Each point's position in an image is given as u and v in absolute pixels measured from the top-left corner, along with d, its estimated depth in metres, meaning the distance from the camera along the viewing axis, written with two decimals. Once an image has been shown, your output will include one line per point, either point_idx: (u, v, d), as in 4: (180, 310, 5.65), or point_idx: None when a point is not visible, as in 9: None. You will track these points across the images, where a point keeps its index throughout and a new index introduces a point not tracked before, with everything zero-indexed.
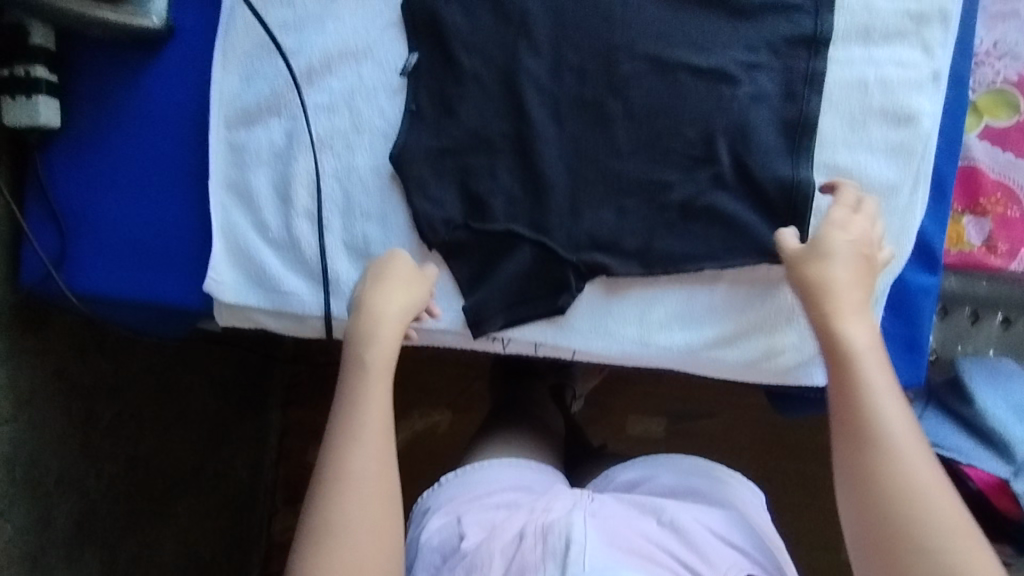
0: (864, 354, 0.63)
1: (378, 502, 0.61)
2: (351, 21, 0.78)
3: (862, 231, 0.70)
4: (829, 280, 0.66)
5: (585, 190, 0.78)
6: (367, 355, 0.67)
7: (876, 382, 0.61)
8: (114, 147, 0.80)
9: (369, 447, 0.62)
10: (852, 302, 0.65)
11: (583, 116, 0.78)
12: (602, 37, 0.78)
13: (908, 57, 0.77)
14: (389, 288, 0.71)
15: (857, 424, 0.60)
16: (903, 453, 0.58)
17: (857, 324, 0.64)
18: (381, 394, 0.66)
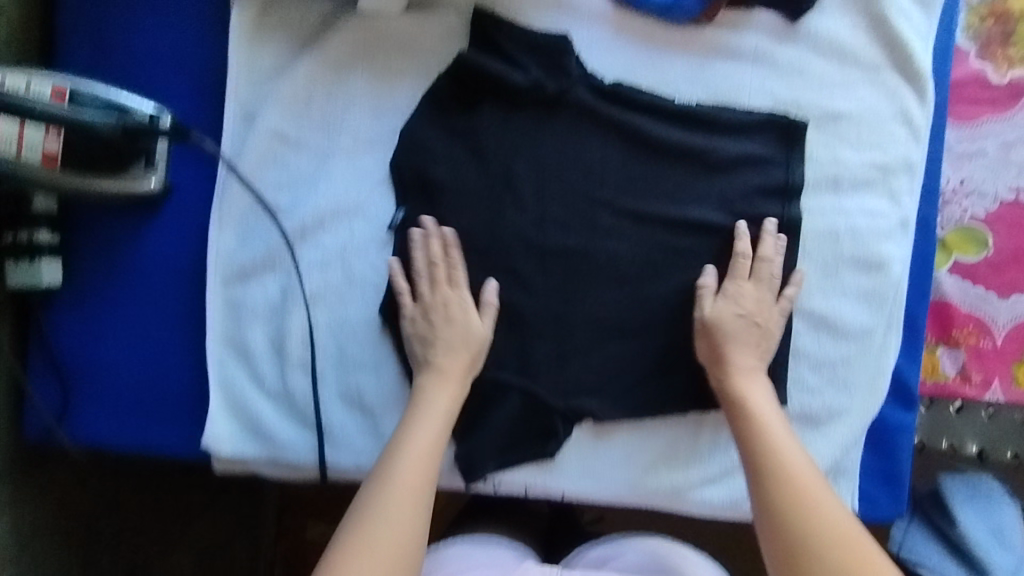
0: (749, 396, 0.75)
1: (416, 474, 0.70)
2: (341, 180, 0.81)
3: (768, 316, 0.78)
4: (738, 359, 0.77)
5: (571, 337, 0.81)
6: (432, 397, 0.75)
7: (764, 414, 0.74)
8: (113, 302, 0.82)
9: (415, 459, 0.71)
10: (753, 363, 0.77)
11: (567, 267, 0.81)
12: (582, 193, 0.82)
13: (876, 206, 0.81)
14: (454, 332, 0.78)
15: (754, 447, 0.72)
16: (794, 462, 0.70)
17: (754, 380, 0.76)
18: (438, 431, 0.74)
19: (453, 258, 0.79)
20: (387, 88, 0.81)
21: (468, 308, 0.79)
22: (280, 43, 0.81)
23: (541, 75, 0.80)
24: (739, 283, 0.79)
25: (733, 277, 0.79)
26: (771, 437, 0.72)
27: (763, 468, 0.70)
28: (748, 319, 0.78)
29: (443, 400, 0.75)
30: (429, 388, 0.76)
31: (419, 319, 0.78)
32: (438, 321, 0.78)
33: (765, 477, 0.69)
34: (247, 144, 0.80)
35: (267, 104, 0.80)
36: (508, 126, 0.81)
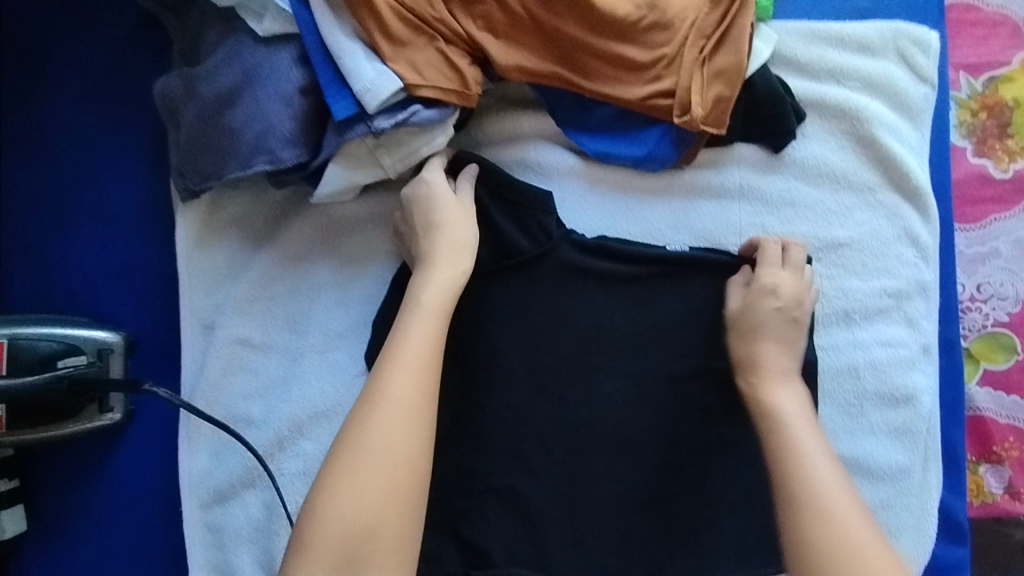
0: (787, 413, 0.66)
1: (413, 392, 0.62)
2: (316, 379, 0.75)
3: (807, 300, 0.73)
4: (762, 359, 0.70)
5: (584, 517, 0.75)
6: (424, 293, 0.67)
7: (805, 435, 0.65)
8: (77, 545, 0.74)
9: (410, 372, 0.63)
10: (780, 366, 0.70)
11: (572, 441, 0.75)
12: (578, 358, 0.76)
13: (894, 335, 0.75)
14: (440, 213, 0.70)
15: (778, 467, 0.63)
16: (824, 489, 0.61)
17: (784, 386, 0.69)
18: (433, 329, 0.65)
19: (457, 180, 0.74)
20: (352, 277, 0.76)
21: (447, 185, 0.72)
22: (231, 243, 0.76)
23: (519, 240, 0.75)
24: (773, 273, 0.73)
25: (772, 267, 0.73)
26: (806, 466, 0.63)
27: (789, 495, 0.62)
28: (783, 309, 0.71)
29: (439, 294, 0.67)
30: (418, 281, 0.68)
31: (401, 225, 0.73)
32: (423, 199, 0.71)
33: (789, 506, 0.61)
34: (208, 360, 0.74)
35: (227, 312, 0.75)
36: (491, 298, 0.76)
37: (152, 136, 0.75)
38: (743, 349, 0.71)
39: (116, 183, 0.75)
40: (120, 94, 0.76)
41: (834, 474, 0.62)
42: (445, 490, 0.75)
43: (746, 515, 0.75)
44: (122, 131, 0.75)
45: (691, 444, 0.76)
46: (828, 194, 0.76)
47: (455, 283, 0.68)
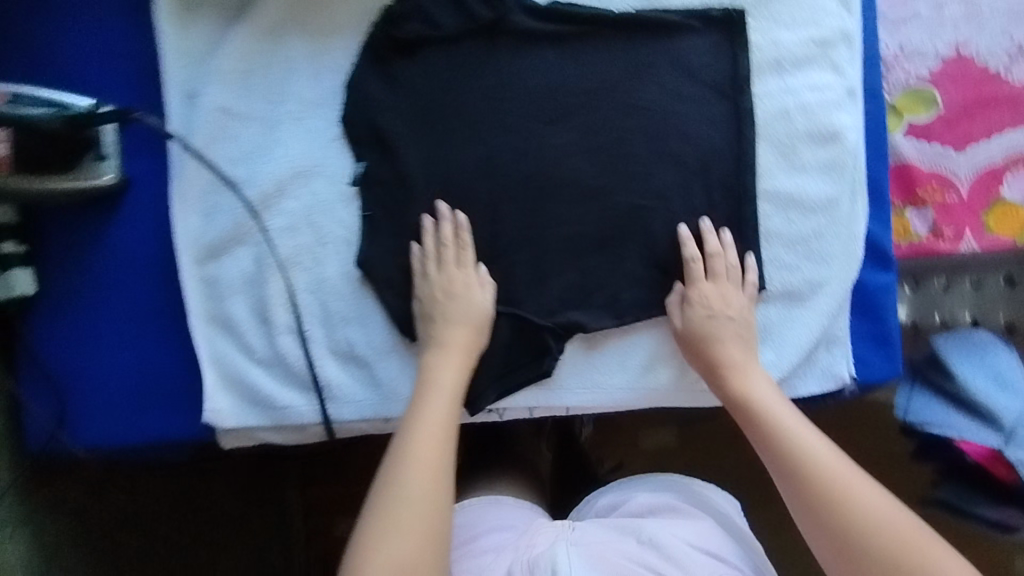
0: (759, 394, 0.78)
1: (425, 471, 0.70)
2: (297, 143, 0.82)
3: (740, 307, 0.81)
4: (729, 360, 0.80)
5: (548, 259, 0.82)
6: (441, 363, 0.77)
7: (787, 420, 0.76)
8: (85, 302, 0.82)
9: (427, 437, 0.72)
10: (737, 357, 0.80)
11: (530, 192, 0.82)
12: (534, 109, 0.82)
13: (820, 80, 0.83)
14: (448, 325, 0.78)
15: (781, 447, 0.74)
16: (826, 460, 0.72)
17: (762, 383, 0.79)
18: (446, 404, 0.75)
19: (463, 240, 0.80)
20: (324, 49, 0.82)
21: (476, 282, 0.80)
22: (211, 21, 0.82)
23: (475, 6, 0.81)
24: (703, 282, 0.81)
25: (695, 279, 0.81)
26: (800, 443, 0.73)
27: (806, 482, 0.71)
28: (722, 316, 0.80)
29: (452, 369, 0.77)
30: (433, 360, 0.77)
31: (425, 296, 0.80)
32: (441, 286, 0.79)
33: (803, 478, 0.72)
34: (194, 125, 0.81)
35: (210, 80, 0.81)
36: (453, 63, 0.82)
37: None
38: (697, 347, 0.81)
39: None
40: None
41: (829, 448, 0.73)
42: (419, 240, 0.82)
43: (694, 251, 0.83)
44: None
45: (640, 191, 0.82)
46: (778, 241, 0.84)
47: (460, 374, 0.77)
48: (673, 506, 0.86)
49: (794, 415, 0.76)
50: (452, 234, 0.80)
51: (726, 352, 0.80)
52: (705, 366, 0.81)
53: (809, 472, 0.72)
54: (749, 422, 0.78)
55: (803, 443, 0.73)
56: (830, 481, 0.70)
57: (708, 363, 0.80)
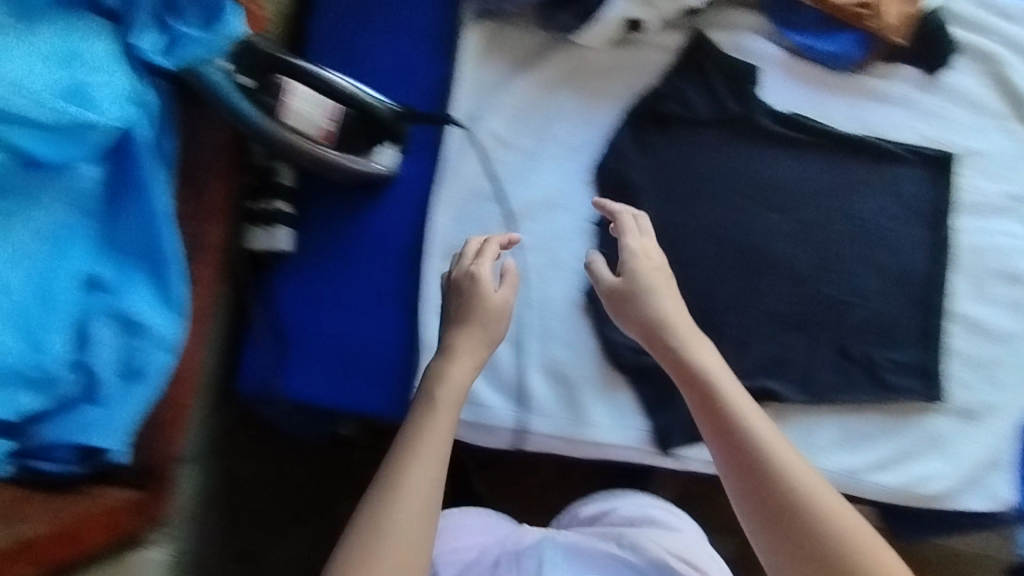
0: (715, 376, 0.72)
1: (425, 479, 0.67)
2: (551, 176, 0.92)
3: (660, 274, 0.80)
4: (676, 331, 0.76)
5: (754, 327, 0.89)
6: (449, 372, 0.74)
7: (761, 427, 0.69)
8: (329, 271, 0.89)
9: (423, 468, 0.68)
10: (687, 330, 0.76)
11: (747, 265, 0.90)
12: (762, 193, 0.92)
13: (1013, 228, 0.94)
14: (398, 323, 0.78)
15: (762, 462, 0.67)
16: (810, 483, 0.66)
17: (720, 371, 0.73)
18: (444, 421, 0.72)
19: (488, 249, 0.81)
20: (590, 105, 0.94)
21: (487, 280, 0.79)
22: (500, 63, 0.94)
23: (728, 101, 0.93)
24: (639, 239, 0.82)
25: (629, 234, 0.82)
26: (779, 458, 0.67)
27: (798, 509, 0.65)
28: (654, 267, 0.80)
29: (460, 372, 0.75)
30: (444, 374, 0.74)
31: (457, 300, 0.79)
32: (473, 281, 0.79)
33: (792, 503, 0.65)
34: (470, 142, 0.91)
35: (491, 110, 0.93)
36: (699, 143, 0.93)
37: None
38: (652, 314, 0.77)
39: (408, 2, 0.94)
40: None
41: (807, 466, 0.67)
42: None
43: (883, 351, 0.90)
44: None
45: (845, 286, 0.91)
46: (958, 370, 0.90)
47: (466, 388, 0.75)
48: (652, 520, 0.87)
49: (749, 402, 0.71)
50: (489, 245, 0.81)
51: (676, 329, 0.76)
52: (659, 340, 0.76)
53: (768, 478, 0.66)
54: (707, 421, 0.71)
55: (764, 440, 0.68)
56: (788, 489, 0.66)
57: (652, 331, 0.77)
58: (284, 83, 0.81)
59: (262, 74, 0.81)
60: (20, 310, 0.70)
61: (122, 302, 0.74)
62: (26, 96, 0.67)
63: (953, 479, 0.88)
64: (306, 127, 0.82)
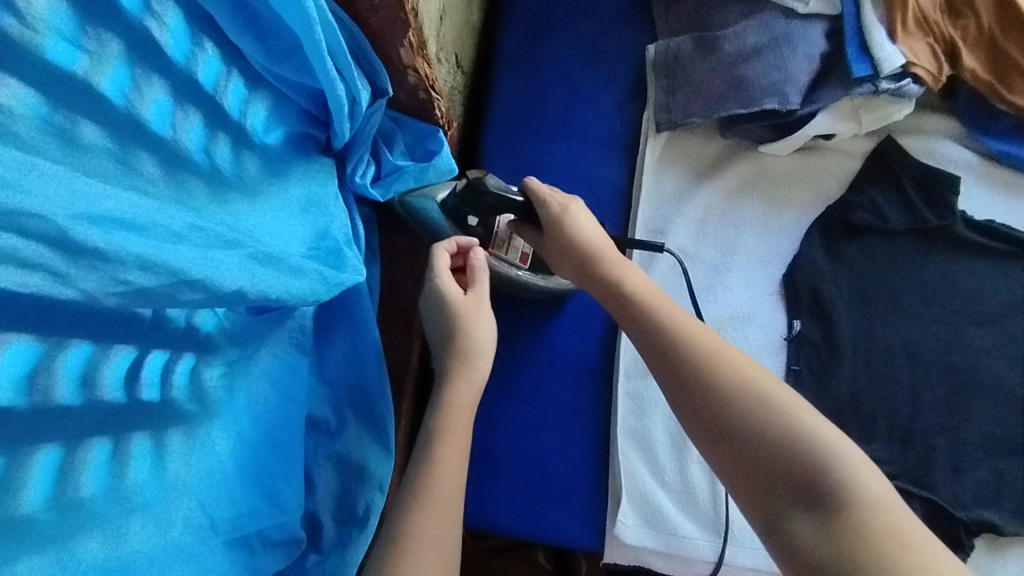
0: (635, 285, 0.67)
1: (441, 520, 0.61)
2: (738, 290, 0.90)
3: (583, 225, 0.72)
4: (601, 258, 0.69)
5: (965, 452, 0.84)
6: (453, 391, 0.69)
7: (685, 330, 0.63)
8: (512, 388, 0.88)
9: (434, 511, 0.61)
10: (613, 252, 0.71)
11: (953, 384, 0.86)
12: (965, 306, 0.88)
13: None
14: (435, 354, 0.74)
15: (682, 367, 0.61)
16: (746, 379, 0.59)
17: (640, 280, 0.68)
18: (457, 459, 0.65)
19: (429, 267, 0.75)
20: (775, 216, 0.93)
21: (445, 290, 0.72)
22: (682, 174, 0.94)
23: (924, 210, 0.90)
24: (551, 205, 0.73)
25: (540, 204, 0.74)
26: (704, 356, 0.61)
27: (708, 413, 0.59)
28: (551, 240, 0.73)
29: (463, 397, 0.69)
30: (450, 399, 0.68)
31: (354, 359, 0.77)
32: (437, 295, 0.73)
33: (717, 402, 0.59)
34: (659, 256, 0.90)
35: (677, 221, 0.92)
36: (894, 253, 0.90)
37: (628, 89, 0.98)
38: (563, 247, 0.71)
39: (597, 117, 0.97)
40: (609, 58, 1.00)
41: (742, 362, 0.61)
42: (840, 403, 0.85)
43: None
44: (605, 83, 0.99)
45: None
46: None
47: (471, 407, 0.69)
48: None
49: (669, 304, 0.66)
50: (439, 254, 0.74)
51: (602, 246, 0.70)
52: (590, 278, 0.70)
53: (697, 379, 0.60)
54: (635, 332, 0.66)
55: (696, 349, 0.61)
56: (721, 388, 0.59)
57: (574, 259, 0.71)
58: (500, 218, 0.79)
59: (480, 210, 0.78)
60: (255, 468, 0.65)
61: (344, 445, 0.73)
62: (308, 274, 0.58)
63: None
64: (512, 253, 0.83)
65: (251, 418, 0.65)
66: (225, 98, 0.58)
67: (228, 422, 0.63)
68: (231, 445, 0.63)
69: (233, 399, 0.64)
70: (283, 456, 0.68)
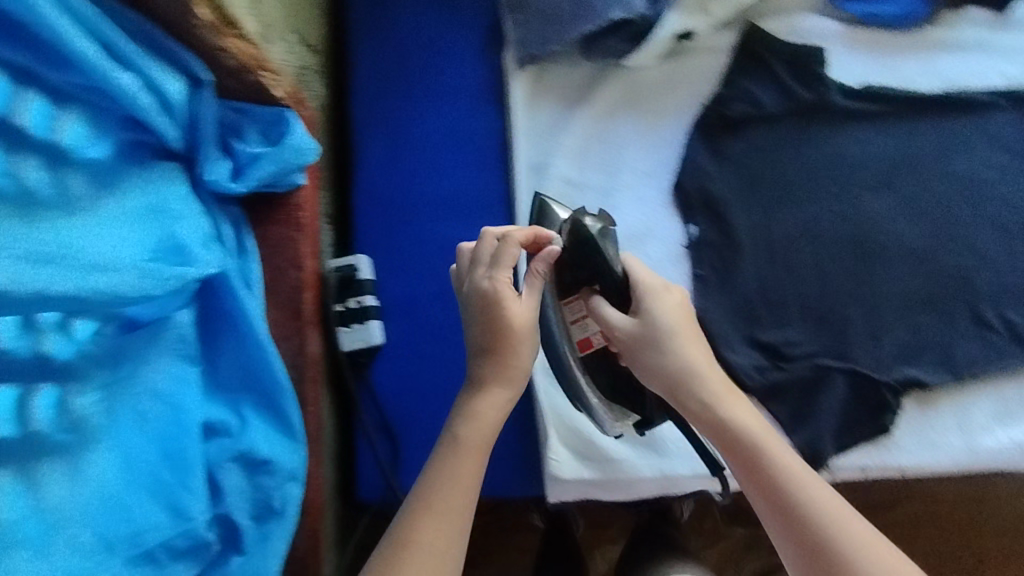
0: (755, 433, 0.65)
1: (439, 523, 0.61)
2: (630, 209, 0.89)
3: (691, 336, 0.69)
4: (698, 378, 0.67)
5: (878, 317, 0.84)
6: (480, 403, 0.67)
7: (807, 486, 0.61)
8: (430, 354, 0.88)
9: (440, 520, 0.61)
10: (721, 384, 0.67)
11: (852, 253, 0.86)
12: (854, 174, 0.87)
13: None
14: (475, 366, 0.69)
15: (805, 522, 0.60)
16: (867, 547, 0.58)
17: (754, 420, 0.66)
18: (472, 471, 0.64)
19: (488, 259, 0.69)
20: (653, 126, 0.91)
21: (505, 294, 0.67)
22: (553, 104, 0.93)
23: (797, 88, 0.89)
24: (660, 301, 0.69)
25: (648, 298, 0.69)
26: (826, 518, 0.60)
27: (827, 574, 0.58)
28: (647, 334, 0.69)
29: (494, 407, 0.67)
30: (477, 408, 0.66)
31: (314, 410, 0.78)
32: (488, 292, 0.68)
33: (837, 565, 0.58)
34: (543, 191, 0.89)
35: (556, 153, 0.90)
36: (775, 137, 0.89)
37: (484, 33, 0.96)
38: (710, 414, 0.66)
39: (459, 67, 0.95)
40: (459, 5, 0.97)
41: (862, 526, 0.60)
42: (750, 297, 0.85)
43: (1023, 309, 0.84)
44: (460, 31, 0.96)
45: (965, 252, 0.85)
46: None
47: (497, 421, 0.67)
48: None
49: (792, 457, 0.64)
50: (513, 249, 0.68)
51: (701, 371, 0.67)
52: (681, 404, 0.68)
53: (819, 541, 0.59)
54: (749, 475, 0.64)
55: (820, 510, 0.60)
56: (843, 556, 0.58)
57: (667, 383, 0.68)
58: (589, 287, 0.74)
59: (572, 264, 0.73)
60: (149, 484, 0.64)
61: (247, 444, 0.71)
62: (125, 270, 0.61)
63: None
64: (576, 329, 0.75)
65: (143, 437, 0.64)
66: (25, 119, 0.57)
67: (115, 446, 0.62)
68: (118, 467, 0.62)
69: (116, 422, 0.63)
70: (182, 469, 0.65)
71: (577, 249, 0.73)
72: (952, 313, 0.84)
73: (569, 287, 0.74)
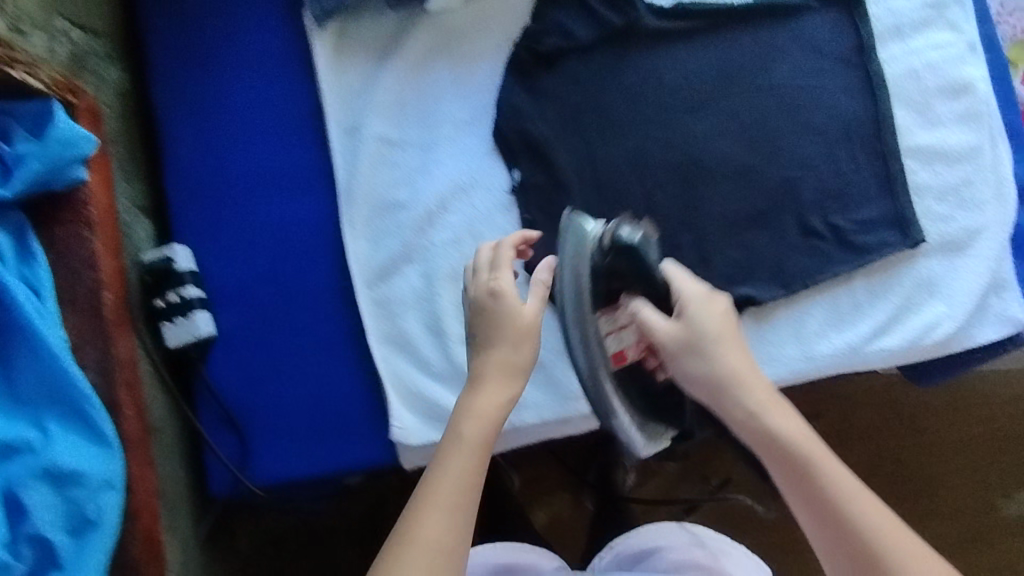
0: (797, 430, 0.60)
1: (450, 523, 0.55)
2: (452, 161, 0.86)
3: (732, 340, 0.65)
4: (739, 379, 0.63)
5: (706, 238, 0.83)
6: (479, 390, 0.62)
7: (844, 484, 0.57)
8: (264, 338, 0.84)
9: (448, 520, 0.55)
10: (765, 392, 0.62)
11: (677, 178, 0.84)
12: (673, 97, 0.85)
13: (942, 38, 0.86)
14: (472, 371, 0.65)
15: (838, 519, 0.56)
16: (904, 549, 0.54)
17: (795, 423, 0.61)
18: (473, 463, 0.58)
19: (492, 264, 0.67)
20: (467, 71, 0.87)
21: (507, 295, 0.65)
22: (361, 60, 0.88)
23: (607, 13, 0.85)
24: (706, 308, 0.66)
25: (691, 306, 0.66)
26: (862, 519, 0.56)
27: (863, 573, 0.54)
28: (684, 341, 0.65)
29: (495, 396, 0.62)
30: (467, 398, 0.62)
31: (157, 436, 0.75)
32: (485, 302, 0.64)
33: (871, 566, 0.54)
34: (359, 156, 0.85)
35: (369, 112, 0.86)
36: (590, 67, 0.86)
37: None
38: (755, 424, 0.61)
39: (258, 31, 0.89)
40: None
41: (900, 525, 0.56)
42: None
43: (846, 213, 0.84)
44: None
45: (786, 163, 0.84)
46: (936, 204, 0.84)
47: (496, 412, 0.61)
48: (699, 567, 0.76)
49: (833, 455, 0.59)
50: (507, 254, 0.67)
51: (745, 376, 0.63)
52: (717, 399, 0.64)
53: (858, 538, 0.55)
54: (786, 469, 0.59)
55: (858, 509, 0.56)
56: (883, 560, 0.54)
57: (709, 377, 0.64)
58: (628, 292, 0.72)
59: (611, 268, 0.73)
60: None
61: (48, 458, 0.67)
62: None
63: (953, 326, 0.82)
64: (611, 341, 0.73)
65: None
66: None
67: None
68: None
69: None
70: None
71: (617, 257, 0.73)
72: (777, 225, 0.84)
73: (612, 295, 0.74)
